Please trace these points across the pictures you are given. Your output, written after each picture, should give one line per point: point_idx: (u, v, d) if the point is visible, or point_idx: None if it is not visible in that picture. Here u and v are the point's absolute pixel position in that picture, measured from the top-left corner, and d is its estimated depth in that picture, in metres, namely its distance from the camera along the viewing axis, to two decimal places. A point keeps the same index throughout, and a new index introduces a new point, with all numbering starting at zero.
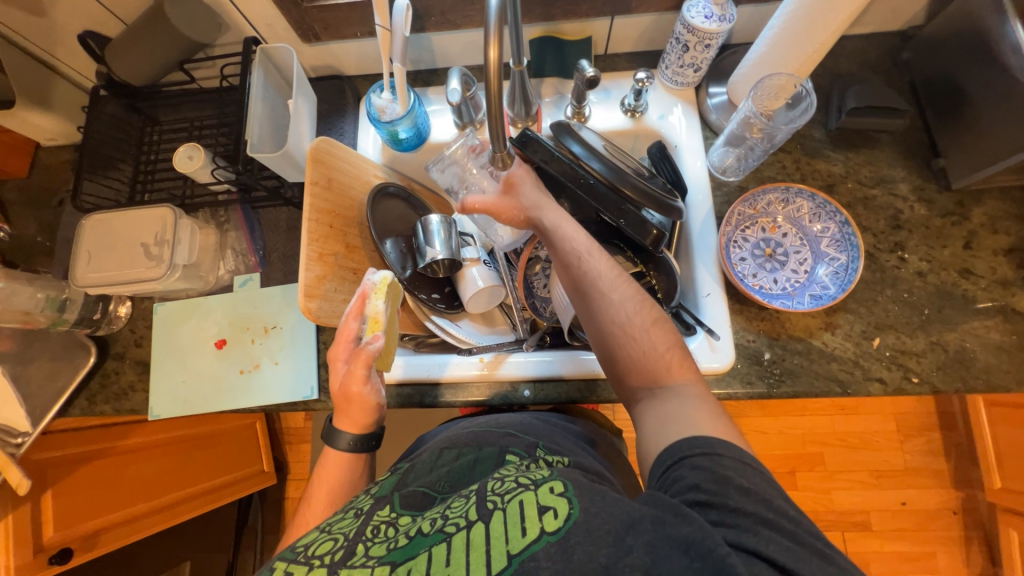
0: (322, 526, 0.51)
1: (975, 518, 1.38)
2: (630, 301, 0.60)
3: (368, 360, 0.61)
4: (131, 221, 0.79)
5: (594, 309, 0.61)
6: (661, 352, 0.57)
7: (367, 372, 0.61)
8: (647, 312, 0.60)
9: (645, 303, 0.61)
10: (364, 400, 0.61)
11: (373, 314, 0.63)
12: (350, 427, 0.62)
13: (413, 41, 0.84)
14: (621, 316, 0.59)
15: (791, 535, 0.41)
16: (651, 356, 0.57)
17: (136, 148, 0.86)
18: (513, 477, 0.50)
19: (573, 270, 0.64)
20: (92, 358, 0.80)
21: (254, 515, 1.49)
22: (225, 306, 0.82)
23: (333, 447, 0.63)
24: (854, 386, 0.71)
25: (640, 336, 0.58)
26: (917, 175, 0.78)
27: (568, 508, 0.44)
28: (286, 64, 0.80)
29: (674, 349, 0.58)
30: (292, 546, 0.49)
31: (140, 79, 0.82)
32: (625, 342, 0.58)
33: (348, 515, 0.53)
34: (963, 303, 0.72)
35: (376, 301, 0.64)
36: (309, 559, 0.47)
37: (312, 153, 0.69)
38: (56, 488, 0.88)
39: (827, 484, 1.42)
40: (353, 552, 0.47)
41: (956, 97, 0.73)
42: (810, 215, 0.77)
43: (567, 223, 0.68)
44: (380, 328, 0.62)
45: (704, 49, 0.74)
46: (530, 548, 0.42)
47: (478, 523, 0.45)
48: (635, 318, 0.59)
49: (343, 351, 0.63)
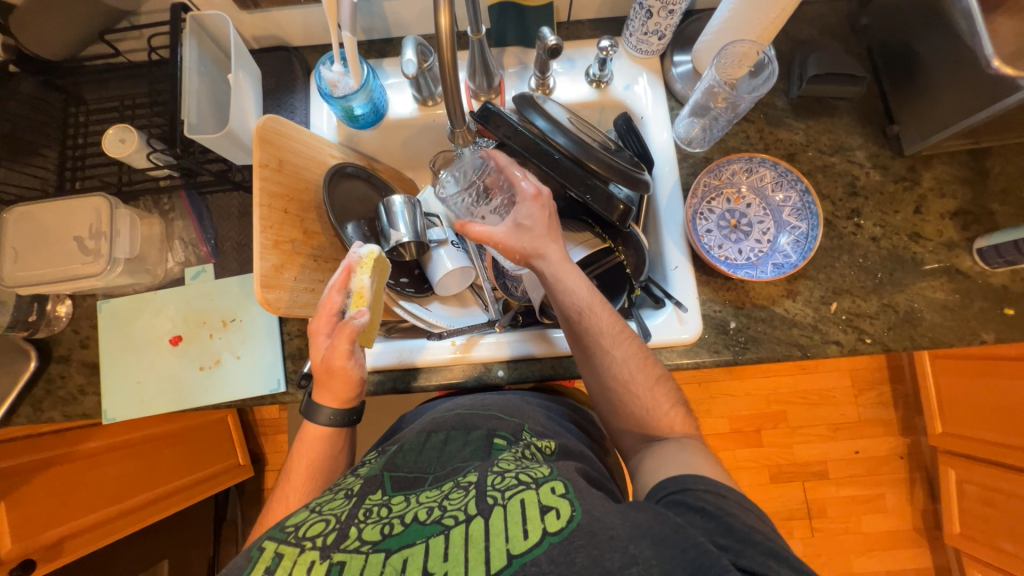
0: (312, 506, 0.51)
1: (919, 461, 1.50)
2: (632, 359, 0.62)
3: (353, 335, 0.57)
4: (63, 212, 0.73)
5: (595, 365, 0.63)
6: (664, 411, 0.60)
7: (352, 347, 0.58)
8: (648, 371, 0.62)
9: (646, 362, 0.62)
10: (347, 374, 0.58)
11: (358, 289, 0.61)
12: (332, 401, 0.60)
13: (363, 7, 0.78)
14: (624, 374, 0.61)
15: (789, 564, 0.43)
16: (654, 415, 0.60)
17: (61, 131, 0.77)
18: (513, 473, 0.50)
19: (571, 324, 0.63)
20: (32, 363, 0.74)
21: (232, 507, 1.47)
22: (178, 300, 0.77)
23: (313, 423, 0.61)
24: (813, 350, 0.74)
25: (640, 397, 0.61)
26: (872, 142, 0.80)
27: (570, 510, 0.45)
28: (222, 34, 0.73)
29: (677, 407, 0.61)
30: (281, 526, 0.48)
31: (48, 49, 0.73)
32: (627, 399, 0.61)
33: (338, 496, 0.52)
34: (912, 265, 0.76)
35: (361, 275, 0.61)
36: (300, 541, 0.46)
37: (258, 133, 0.64)
38: (11, 500, 0.84)
39: (791, 439, 1.51)
40: (345, 535, 0.46)
41: (911, 62, 0.74)
42: (772, 184, 0.78)
43: (568, 271, 0.64)
44: (364, 303, 0.59)
45: (668, 15, 0.72)
46: (533, 551, 0.42)
47: (477, 518, 0.45)
48: (637, 377, 0.61)
49: (324, 325, 0.60)
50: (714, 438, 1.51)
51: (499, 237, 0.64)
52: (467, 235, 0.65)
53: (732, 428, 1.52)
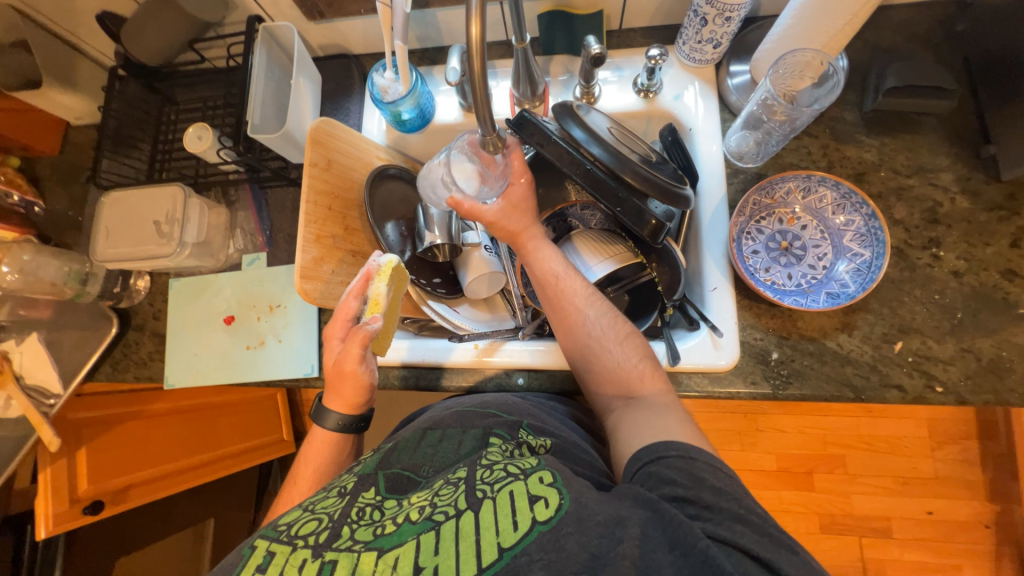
0: (304, 505, 0.52)
1: (1010, 534, 1.29)
2: (604, 317, 0.64)
3: (366, 340, 0.60)
4: (147, 198, 0.82)
5: (570, 325, 0.65)
6: (634, 364, 0.61)
7: (363, 351, 0.60)
8: (620, 328, 0.64)
9: (617, 319, 0.65)
10: (358, 379, 0.61)
11: (374, 296, 0.63)
12: (340, 406, 0.63)
13: (418, 17, 0.81)
14: (596, 330, 0.63)
15: (759, 529, 0.43)
16: (627, 367, 0.61)
17: (155, 128, 0.88)
18: (501, 465, 0.50)
19: (547, 287, 0.67)
20: (114, 329, 0.85)
21: (274, 480, 1.57)
22: (234, 284, 0.84)
23: (321, 427, 0.64)
24: (869, 392, 0.66)
25: (613, 350, 0.62)
26: (963, 164, 0.70)
27: (558, 499, 0.45)
28: (290, 43, 0.80)
29: (647, 360, 0.62)
30: (274, 525, 0.50)
31: (151, 59, 0.83)
32: (600, 354, 0.62)
33: (331, 494, 0.53)
34: (1003, 307, 0.65)
35: (378, 283, 0.63)
36: (292, 539, 0.47)
37: (311, 134, 0.69)
38: (91, 446, 0.96)
39: (848, 488, 1.36)
40: (338, 534, 0.47)
41: (1018, 74, 0.65)
42: (833, 206, 0.71)
43: (543, 242, 0.70)
44: (380, 309, 0.62)
45: (724, 22, 0.68)
46: (524, 541, 0.42)
47: (467, 512, 0.45)
48: (609, 333, 0.63)
49: (338, 329, 0.64)
50: (758, 474, 1.40)
51: (490, 218, 0.68)
52: (458, 210, 0.69)
53: (779, 467, 1.40)
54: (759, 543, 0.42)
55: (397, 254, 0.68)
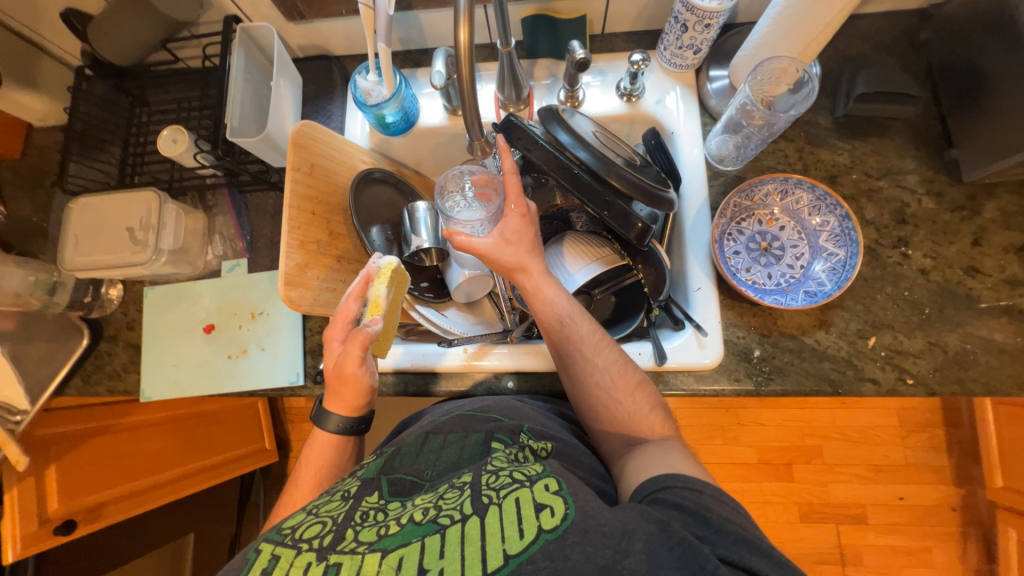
0: (308, 508, 0.51)
1: (974, 515, 1.36)
2: (613, 365, 0.64)
3: (365, 343, 0.58)
4: (119, 203, 0.79)
5: (579, 373, 0.64)
6: (644, 414, 0.61)
7: (364, 354, 0.59)
8: (629, 377, 0.63)
9: (626, 367, 0.64)
10: (358, 381, 0.60)
11: (374, 298, 0.62)
12: (341, 408, 0.62)
13: (400, 19, 0.80)
14: (605, 380, 0.63)
15: (765, 552, 0.45)
16: (637, 418, 0.61)
17: (125, 130, 0.85)
18: (507, 472, 0.50)
19: (554, 334, 0.66)
20: (85, 340, 0.81)
21: (256, 491, 1.53)
22: (213, 291, 0.82)
23: (322, 429, 0.63)
24: (846, 386, 0.69)
25: (621, 400, 0.62)
26: (927, 167, 0.74)
27: (564, 508, 0.45)
28: (269, 44, 0.78)
29: (657, 410, 0.62)
30: (279, 527, 0.49)
31: (121, 59, 0.80)
32: (609, 404, 0.62)
33: (334, 498, 0.52)
34: (966, 302, 0.69)
35: (378, 286, 0.62)
36: (296, 542, 0.46)
37: (294, 138, 0.68)
38: (60, 464, 0.91)
39: (824, 477, 1.41)
40: (341, 537, 0.46)
41: (977, 82, 0.68)
42: (809, 207, 0.74)
43: (548, 284, 0.67)
44: (380, 312, 0.61)
45: (704, 29, 0.70)
46: (528, 550, 0.42)
47: (473, 517, 0.45)
48: (617, 383, 0.63)
49: (338, 331, 0.62)
50: (740, 467, 1.44)
51: (484, 250, 0.66)
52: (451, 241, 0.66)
53: (761, 459, 1.44)
54: (767, 567, 0.44)
55: (397, 256, 0.67)
